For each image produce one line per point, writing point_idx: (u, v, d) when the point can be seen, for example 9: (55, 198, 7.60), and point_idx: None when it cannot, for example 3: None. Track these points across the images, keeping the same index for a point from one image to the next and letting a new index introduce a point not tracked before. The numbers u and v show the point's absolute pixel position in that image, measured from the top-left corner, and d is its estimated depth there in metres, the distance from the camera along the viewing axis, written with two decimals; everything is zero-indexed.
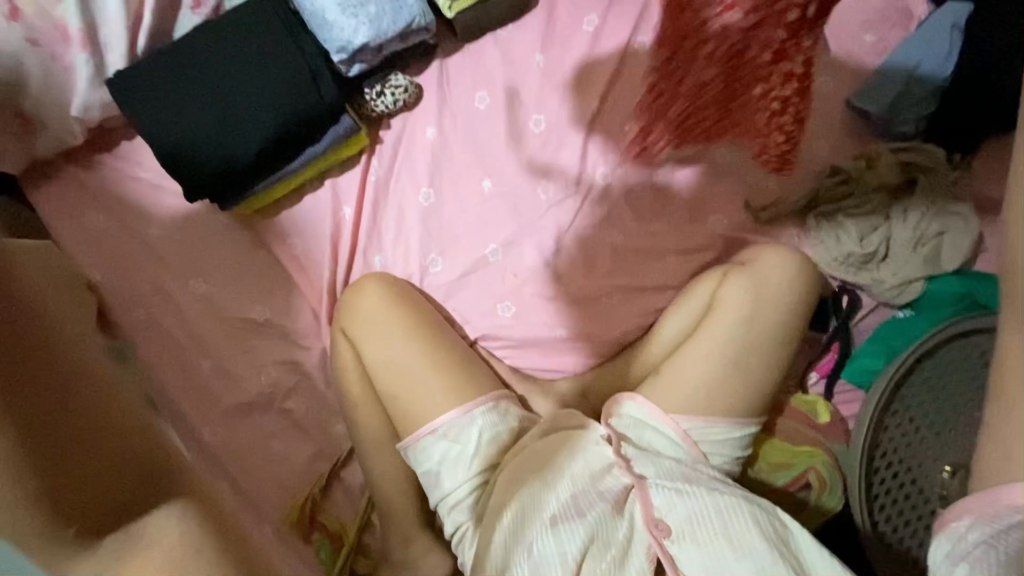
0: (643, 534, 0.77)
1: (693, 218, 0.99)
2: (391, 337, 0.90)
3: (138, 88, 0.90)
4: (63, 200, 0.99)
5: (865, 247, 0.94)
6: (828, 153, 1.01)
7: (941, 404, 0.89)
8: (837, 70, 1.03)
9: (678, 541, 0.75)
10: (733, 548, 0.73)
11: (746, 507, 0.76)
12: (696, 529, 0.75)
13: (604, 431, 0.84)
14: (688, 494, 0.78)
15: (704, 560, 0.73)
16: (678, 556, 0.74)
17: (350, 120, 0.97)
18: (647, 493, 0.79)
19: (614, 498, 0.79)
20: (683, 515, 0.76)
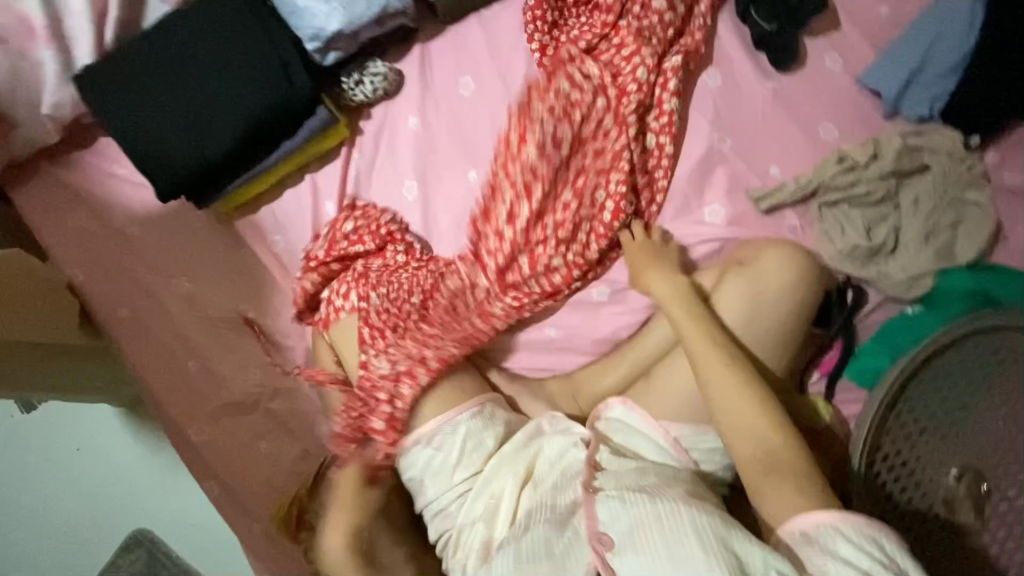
0: (585, 548, 0.72)
1: (688, 209, 0.94)
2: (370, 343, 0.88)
3: (106, 84, 0.88)
4: (45, 199, 0.97)
5: (872, 239, 0.89)
6: (836, 137, 0.94)
7: (948, 404, 0.85)
8: (844, 47, 0.97)
9: (619, 553, 0.69)
10: (672, 563, 0.66)
11: (686, 513, 0.69)
12: (636, 539, 0.69)
13: (583, 433, 0.83)
14: (631, 501, 0.72)
15: (642, 575, 0.66)
16: (618, 566, 0.68)
17: (327, 111, 0.93)
18: (593, 504, 0.73)
19: (559, 512, 0.77)
20: (625, 524, 0.70)
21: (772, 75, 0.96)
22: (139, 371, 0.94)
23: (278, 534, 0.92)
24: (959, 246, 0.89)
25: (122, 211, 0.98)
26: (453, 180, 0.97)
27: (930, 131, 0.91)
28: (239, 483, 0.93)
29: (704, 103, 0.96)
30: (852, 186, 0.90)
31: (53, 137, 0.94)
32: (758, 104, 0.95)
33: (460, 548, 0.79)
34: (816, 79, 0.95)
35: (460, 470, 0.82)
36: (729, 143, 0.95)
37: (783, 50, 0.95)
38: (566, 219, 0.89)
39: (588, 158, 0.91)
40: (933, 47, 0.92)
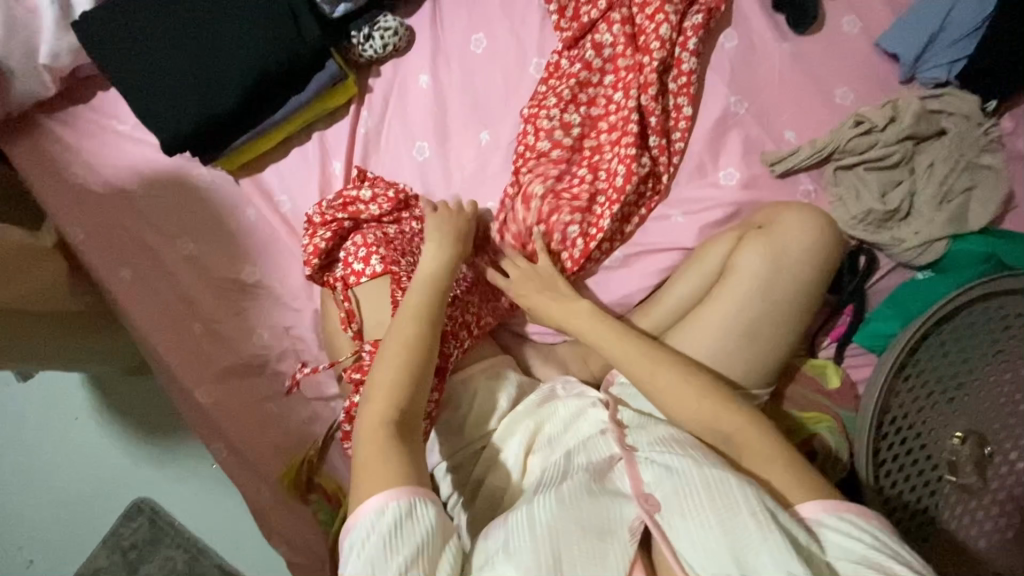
0: (631, 506, 0.70)
1: (702, 173, 0.93)
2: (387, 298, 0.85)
3: (108, 32, 0.85)
4: (42, 154, 0.94)
5: (887, 203, 0.88)
6: (852, 101, 0.93)
7: (954, 367, 0.85)
8: (862, 11, 0.95)
9: (667, 515, 0.68)
10: (724, 526, 0.64)
11: (734, 481, 0.67)
12: (681, 504, 0.68)
13: (599, 395, 0.82)
14: (675, 470, 0.71)
15: (693, 538, 0.66)
16: (666, 530, 0.68)
17: (337, 66, 0.91)
18: (635, 467, 0.73)
19: (599, 467, 0.74)
20: (670, 488, 0.69)
21: (790, 37, 0.95)
22: (144, 332, 0.93)
23: (287, 495, 0.92)
24: (971, 211, 0.89)
25: (122, 169, 0.95)
26: (465, 141, 0.95)
27: (950, 95, 0.90)
28: (247, 445, 0.92)
29: (720, 64, 0.94)
30: (869, 149, 0.89)
31: (52, 90, 0.91)
32: (775, 67, 0.94)
33: (473, 506, 0.79)
34: (833, 41, 0.94)
35: (472, 430, 0.82)
36: (746, 106, 0.93)
37: (801, 12, 0.93)
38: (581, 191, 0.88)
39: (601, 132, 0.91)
40: (954, 11, 0.91)
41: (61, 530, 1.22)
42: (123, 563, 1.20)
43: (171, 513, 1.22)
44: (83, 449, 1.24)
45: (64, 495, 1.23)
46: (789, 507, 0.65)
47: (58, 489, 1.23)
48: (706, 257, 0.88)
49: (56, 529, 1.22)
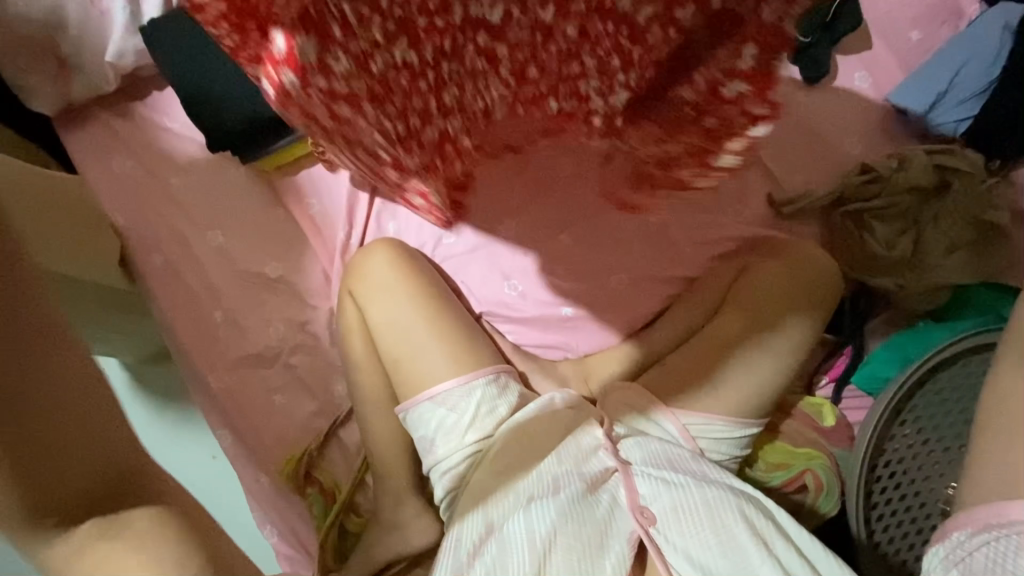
0: (627, 519, 0.74)
1: (714, 207, 0.96)
2: (394, 296, 0.88)
3: (167, 37, 0.92)
4: (96, 143, 1.01)
5: (891, 250, 0.91)
6: (859, 152, 0.97)
7: (954, 418, 0.86)
8: (873, 69, 1.00)
9: (663, 530, 0.73)
10: (718, 538, 0.71)
11: (733, 499, 0.74)
12: (680, 521, 0.73)
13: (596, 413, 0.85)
14: (674, 485, 0.76)
15: (688, 551, 0.71)
16: (663, 543, 0.72)
17: None
18: (632, 479, 0.77)
19: (592, 477, 0.77)
20: (669, 504, 0.74)
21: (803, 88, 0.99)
22: (167, 316, 0.97)
23: (285, 485, 0.95)
24: (974, 264, 0.91)
25: (166, 161, 1.01)
26: None
27: (955, 149, 0.93)
28: (252, 432, 0.96)
29: None
30: (875, 197, 0.92)
31: (112, 85, 0.99)
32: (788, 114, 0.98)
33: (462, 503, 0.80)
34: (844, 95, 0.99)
35: (472, 433, 0.84)
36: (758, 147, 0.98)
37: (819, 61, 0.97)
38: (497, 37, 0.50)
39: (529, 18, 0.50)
40: (964, 73, 0.95)
41: None
42: None
43: None
44: None
45: None
46: (766, 526, 0.73)
47: None
48: (708, 286, 0.93)
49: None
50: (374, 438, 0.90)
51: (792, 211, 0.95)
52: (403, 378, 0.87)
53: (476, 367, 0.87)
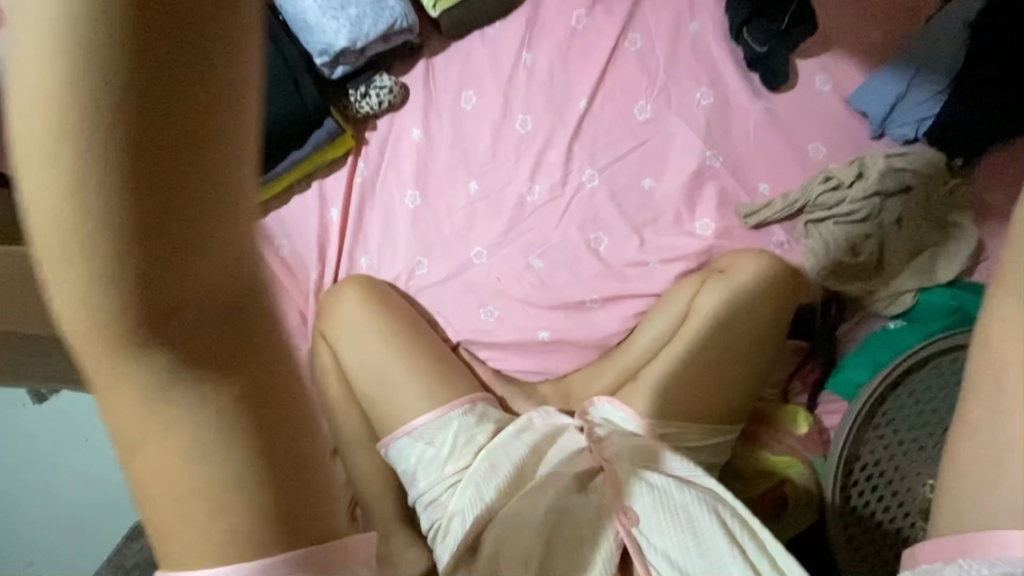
0: (612, 520, 0.75)
1: (680, 221, 0.98)
2: (370, 337, 0.90)
3: None
4: None
5: (855, 256, 0.92)
6: (825, 156, 0.97)
7: (927, 418, 0.87)
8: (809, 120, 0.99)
9: (645, 533, 0.73)
10: (695, 539, 0.72)
11: (709, 500, 0.76)
12: (660, 524, 0.74)
13: (577, 422, 0.88)
14: (657, 489, 0.77)
15: (667, 551, 0.72)
16: (644, 546, 0.73)
17: (334, 122, 0.99)
18: (617, 477, 0.79)
19: (580, 474, 0.80)
20: (651, 508, 0.75)
21: (763, 95, 0.99)
22: None
23: None
24: (940, 264, 0.92)
25: None
26: (446, 197, 1.01)
27: (917, 152, 0.94)
28: None
29: (694, 119, 0.99)
30: (838, 205, 0.92)
31: None
32: (748, 123, 0.99)
33: (448, 534, 0.78)
34: (802, 98, 0.99)
35: (452, 464, 0.83)
36: (721, 159, 0.98)
37: (774, 72, 0.98)
38: None
39: None
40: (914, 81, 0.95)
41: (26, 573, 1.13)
42: None
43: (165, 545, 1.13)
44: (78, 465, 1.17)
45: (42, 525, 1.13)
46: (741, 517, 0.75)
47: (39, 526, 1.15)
48: (672, 299, 0.92)
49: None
50: (361, 476, 0.92)
51: (756, 222, 0.95)
52: (382, 418, 0.89)
53: (454, 404, 0.87)
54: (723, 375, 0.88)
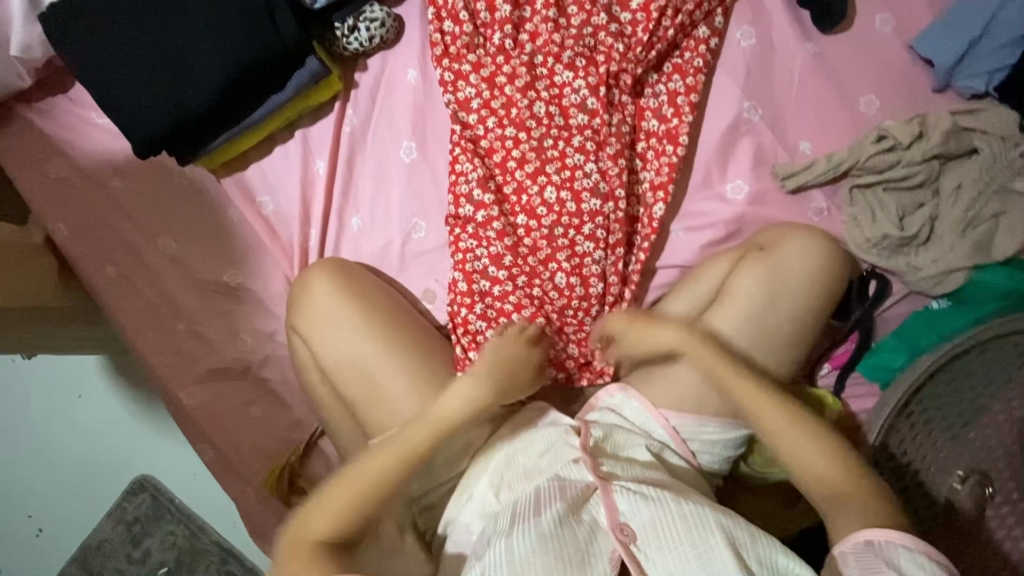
0: (608, 537, 0.70)
1: (708, 185, 0.88)
2: (340, 328, 0.81)
3: (70, 23, 0.78)
4: (20, 146, 0.92)
5: (904, 228, 0.81)
6: (880, 112, 0.85)
7: (961, 406, 0.80)
8: (867, 68, 0.86)
9: (644, 548, 0.68)
10: (697, 551, 0.67)
11: (710, 512, 0.70)
12: (659, 536, 0.69)
13: (572, 422, 0.79)
14: (653, 500, 0.71)
15: (668, 568, 0.67)
16: (643, 560, 0.68)
17: (318, 61, 0.83)
18: (611, 495, 0.72)
19: (573, 496, 0.73)
20: (647, 520, 0.70)
21: (814, 37, 0.86)
22: (131, 330, 0.93)
23: (268, 496, 0.95)
24: (998, 238, 0.81)
25: (102, 162, 0.93)
26: (445, 156, 0.90)
27: (985, 109, 0.82)
28: (230, 446, 0.94)
29: (732, 64, 0.86)
30: (891, 168, 0.81)
31: (27, 81, 0.87)
32: (794, 70, 0.86)
33: (449, 543, 0.76)
34: (860, 43, 0.86)
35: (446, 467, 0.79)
36: (760, 113, 0.86)
37: (830, 9, 0.85)
38: (523, 296, 0.83)
39: (518, 292, 0.84)
40: (989, 24, 0.82)
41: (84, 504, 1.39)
42: (127, 534, 1.38)
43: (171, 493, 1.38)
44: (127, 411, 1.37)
45: (106, 458, 1.38)
46: (752, 538, 0.68)
47: (84, 465, 1.38)
48: (704, 275, 0.84)
49: (112, 454, 1.38)
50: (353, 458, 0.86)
51: (795, 184, 0.85)
52: (370, 404, 0.81)
53: None
54: (750, 360, 0.79)
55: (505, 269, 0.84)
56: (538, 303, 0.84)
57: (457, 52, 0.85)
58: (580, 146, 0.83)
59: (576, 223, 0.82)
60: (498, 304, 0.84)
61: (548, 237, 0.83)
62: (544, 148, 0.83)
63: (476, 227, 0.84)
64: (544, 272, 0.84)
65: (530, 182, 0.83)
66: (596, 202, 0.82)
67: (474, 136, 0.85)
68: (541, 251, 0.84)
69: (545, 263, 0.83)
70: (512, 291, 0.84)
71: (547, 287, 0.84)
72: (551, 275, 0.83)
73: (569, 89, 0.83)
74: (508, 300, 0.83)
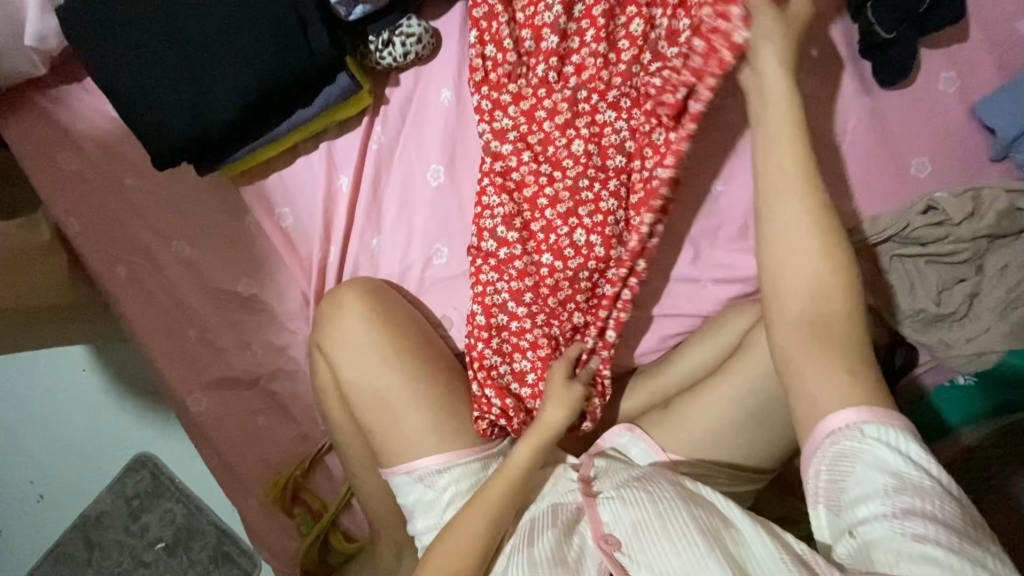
0: (594, 553, 0.70)
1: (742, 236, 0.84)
2: (368, 357, 0.80)
3: (93, 21, 0.74)
4: (33, 135, 0.89)
5: (942, 304, 0.79)
6: (931, 178, 0.81)
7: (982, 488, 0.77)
8: (923, 128, 0.81)
9: (628, 551, 0.68)
10: (674, 544, 0.65)
11: (684, 504, 0.69)
12: (639, 535, 0.68)
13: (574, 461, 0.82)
14: (632, 503, 0.71)
15: (651, 564, 0.66)
16: (628, 563, 0.67)
17: (349, 77, 0.79)
18: (594, 508, 0.73)
19: (564, 520, 0.74)
20: (628, 524, 0.70)
21: (872, 91, 0.82)
22: (140, 333, 0.91)
23: (270, 505, 0.95)
24: None
25: (118, 158, 0.89)
26: (473, 181, 0.86)
27: None
28: (235, 454, 0.94)
29: None
30: (937, 241, 0.78)
31: (41, 70, 0.83)
32: (848, 125, 0.82)
33: None
34: (919, 102, 0.81)
35: (453, 509, 0.78)
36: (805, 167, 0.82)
37: (895, 63, 0.79)
38: (540, 337, 0.81)
39: (536, 334, 0.81)
40: None
41: (79, 480, 1.38)
42: (126, 509, 1.38)
43: (171, 471, 1.38)
44: (130, 391, 1.37)
45: (107, 435, 1.38)
46: (730, 529, 0.66)
47: (85, 442, 1.38)
48: (725, 326, 0.83)
49: (114, 433, 1.38)
50: (360, 482, 0.86)
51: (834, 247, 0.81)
52: (381, 438, 0.80)
53: (461, 449, 0.79)
54: (768, 423, 0.78)
55: (526, 309, 0.81)
56: (555, 344, 0.82)
57: (497, 80, 0.82)
58: (614, 188, 0.79)
59: (599, 267, 0.80)
60: (515, 343, 0.82)
61: (570, 279, 0.80)
62: (578, 187, 0.80)
63: (498, 262, 0.82)
64: (564, 315, 0.81)
65: (560, 222, 0.80)
66: (619, 249, 0.80)
67: (504, 169, 0.82)
68: (564, 294, 0.81)
69: (565, 306, 0.81)
70: (530, 331, 0.81)
71: (565, 330, 0.82)
72: (570, 317, 0.81)
73: (611, 132, 0.79)
74: (524, 340, 0.81)
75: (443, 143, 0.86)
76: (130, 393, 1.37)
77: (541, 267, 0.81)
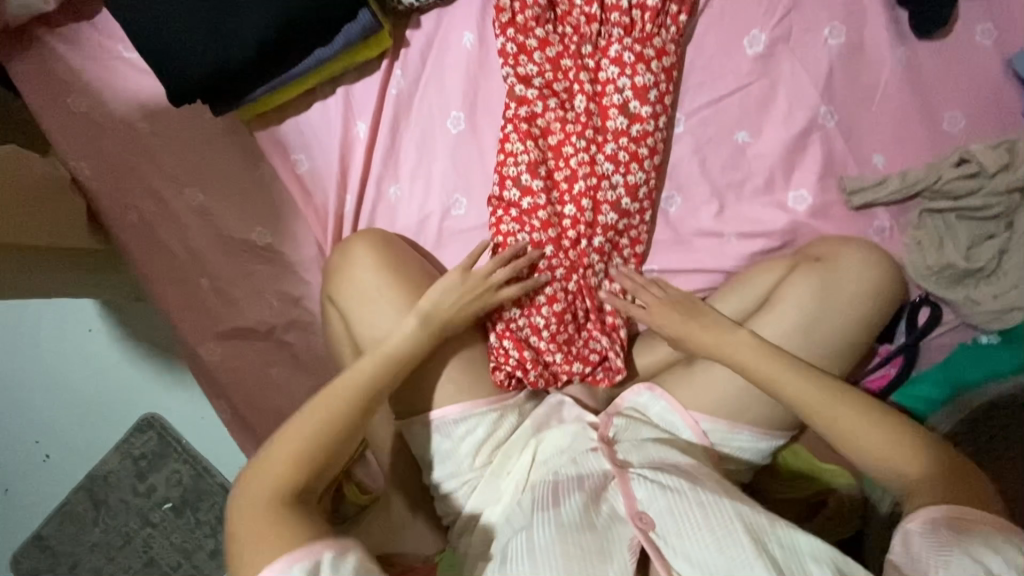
0: (626, 525, 0.67)
1: (769, 189, 0.82)
2: (384, 305, 0.78)
3: None
4: (41, 76, 0.86)
5: (970, 260, 0.78)
6: (963, 133, 0.80)
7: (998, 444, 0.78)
8: (957, 82, 0.80)
9: (664, 537, 0.66)
10: (714, 536, 0.64)
11: (728, 503, 0.66)
12: (677, 522, 0.66)
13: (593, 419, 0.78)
14: (671, 490, 0.69)
15: (689, 555, 0.64)
16: (663, 547, 0.65)
17: (371, 15, 0.77)
18: (628, 483, 0.70)
19: (591, 486, 0.72)
20: (665, 508, 0.67)
21: (907, 42, 0.80)
22: (152, 281, 0.89)
23: None
24: None
25: (129, 101, 0.87)
26: (494, 129, 0.84)
27: None
28: (248, 406, 0.92)
29: (814, 63, 0.80)
30: (967, 195, 0.77)
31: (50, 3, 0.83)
32: (880, 76, 0.80)
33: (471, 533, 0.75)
34: (955, 54, 0.79)
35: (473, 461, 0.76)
36: (836, 119, 0.80)
37: (930, 13, 0.78)
38: (560, 289, 0.80)
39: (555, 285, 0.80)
40: None
41: (87, 439, 1.37)
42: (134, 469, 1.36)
43: (178, 432, 1.36)
44: (138, 350, 1.36)
45: (115, 395, 1.37)
46: (772, 529, 0.64)
47: (92, 401, 1.37)
48: (754, 279, 0.79)
49: (121, 393, 1.37)
50: (375, 433, 0.85)
51: (863, 202, 0.80)
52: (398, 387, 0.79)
53: (478, 398, 0.77)
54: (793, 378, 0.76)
55: (546, 259, 0.80)
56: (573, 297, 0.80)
57: (524, 23, 0.80)
58: (639, 136, 0.79)
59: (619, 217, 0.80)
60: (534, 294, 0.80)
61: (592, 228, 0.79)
62: (604, 136, 0.79)
63: (521, 212, 0.80)
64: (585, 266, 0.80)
65: (583, 170, 0.79)
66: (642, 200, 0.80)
67: (529, 115, 0.80)
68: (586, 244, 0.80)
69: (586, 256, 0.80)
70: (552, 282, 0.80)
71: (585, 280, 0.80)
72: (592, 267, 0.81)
73: (640, 80, 0.78)
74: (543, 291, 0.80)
75: (463, 91, 0.84)
76: (137, 352, 1.36)
77: (562, 216, 0.80)
